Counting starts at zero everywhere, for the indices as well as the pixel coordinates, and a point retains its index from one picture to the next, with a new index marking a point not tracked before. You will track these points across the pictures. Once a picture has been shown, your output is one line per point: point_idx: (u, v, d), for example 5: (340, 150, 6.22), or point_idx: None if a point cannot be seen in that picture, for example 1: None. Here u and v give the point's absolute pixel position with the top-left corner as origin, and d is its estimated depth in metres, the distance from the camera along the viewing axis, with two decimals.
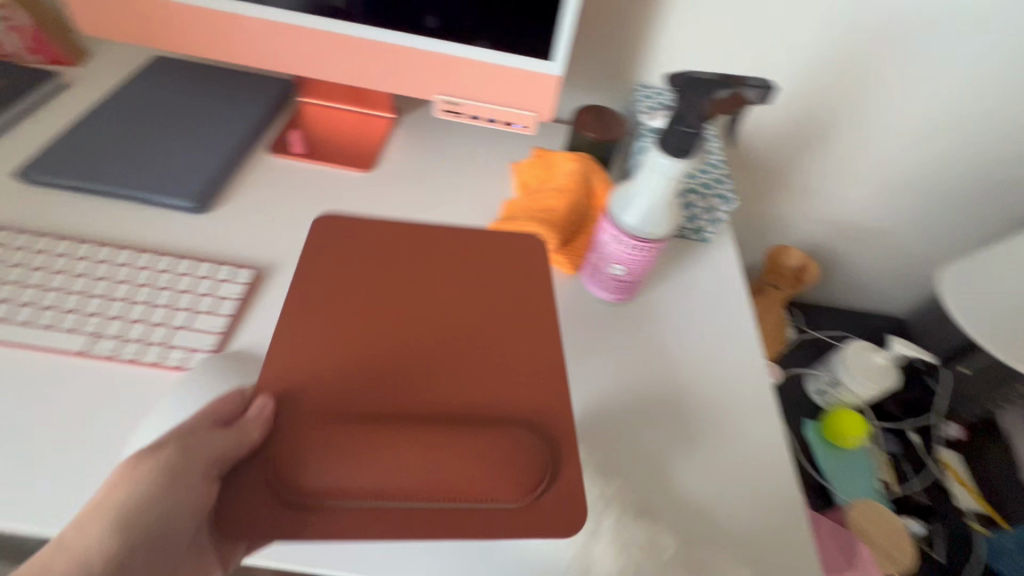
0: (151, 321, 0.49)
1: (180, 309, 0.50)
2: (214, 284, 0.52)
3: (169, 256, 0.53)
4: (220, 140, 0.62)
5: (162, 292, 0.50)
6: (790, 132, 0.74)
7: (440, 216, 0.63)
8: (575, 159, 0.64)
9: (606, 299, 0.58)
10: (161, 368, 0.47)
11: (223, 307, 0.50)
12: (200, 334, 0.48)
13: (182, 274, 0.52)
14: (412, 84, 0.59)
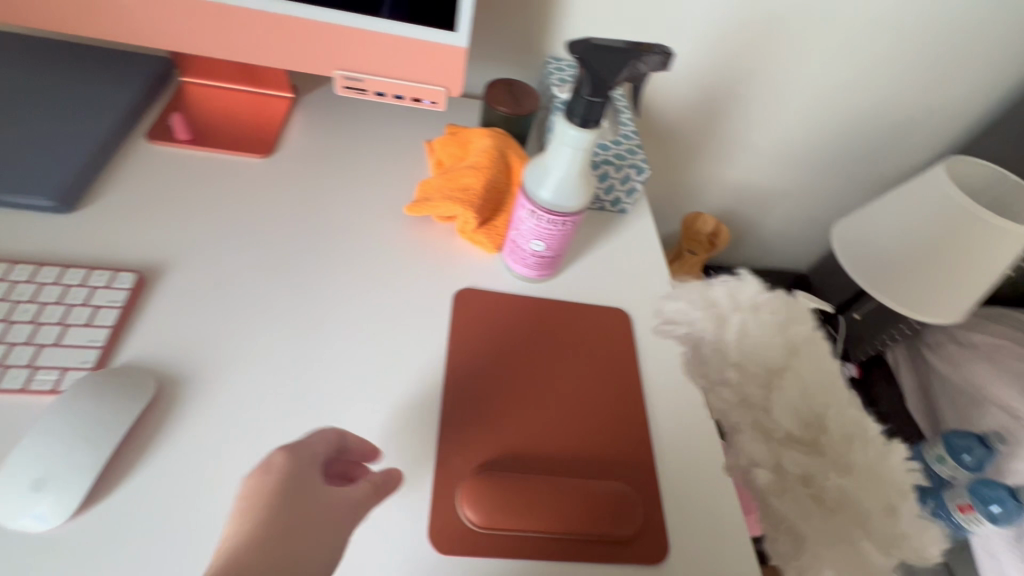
0: (5, 339, 0.38)
1: (46, 323, 0.39)
2: (88, 290, 0.41)
3: (26, 262, 0.42)
4: (87, 125, 0.51)
5: (18, 305, 0.39)
6: (700, 106, 0.76)
7: (353, 200, 0.54)
8: (490, 134, 0.56)
9: (529, 278, 0.51)
10: (24, 393, 0.36)
11: (103, 316, 0.40)
12: (77, 351, 0.38)
13: (43, 281, 0.41)
14: (314, 59, 0.51)
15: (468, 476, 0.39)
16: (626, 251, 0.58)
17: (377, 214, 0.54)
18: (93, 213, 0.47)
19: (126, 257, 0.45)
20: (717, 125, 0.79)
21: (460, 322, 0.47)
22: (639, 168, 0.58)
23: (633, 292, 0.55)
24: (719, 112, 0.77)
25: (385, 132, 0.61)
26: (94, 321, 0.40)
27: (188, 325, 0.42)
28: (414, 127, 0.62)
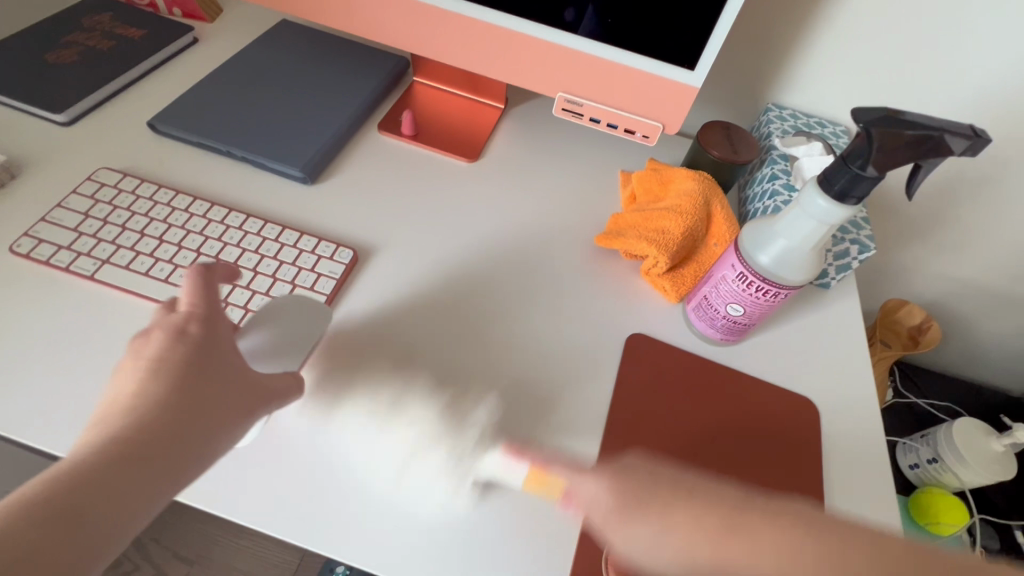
0: (250, 286, 0.44)
1: (282, 281, 0.45)
2: (315, 259, 0.47)
3: (275, 222, 0.49)
4: (337, 111, 0.58)
5: (263, 259, 0.46)
6: (942, 181, 0.65)
7: (543, 218, 0.55)
8: (696, 179, 0.53)
9: (710, 337, 0.48)
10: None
11: (323, 284, 0.45)
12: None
13: (284, 242, 0.47)
14: (542, 78, 0.53)
15: None
16: (824, 334, 0.51)
17: (563, 236, 0.54)
18: (326, 188, 0.54)
19: (344, 233, 0.50)
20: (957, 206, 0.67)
21: (634, 369, 0.46)
22: (862, 244, 0.51)
23: (825, 382, 0.48)
24: (964, 191, 0.65)
25: (583, 157, 0.61)
26: (316, 287, 0.45)
27: (384, 307, 0.46)
28: (612, 155, 0.62)
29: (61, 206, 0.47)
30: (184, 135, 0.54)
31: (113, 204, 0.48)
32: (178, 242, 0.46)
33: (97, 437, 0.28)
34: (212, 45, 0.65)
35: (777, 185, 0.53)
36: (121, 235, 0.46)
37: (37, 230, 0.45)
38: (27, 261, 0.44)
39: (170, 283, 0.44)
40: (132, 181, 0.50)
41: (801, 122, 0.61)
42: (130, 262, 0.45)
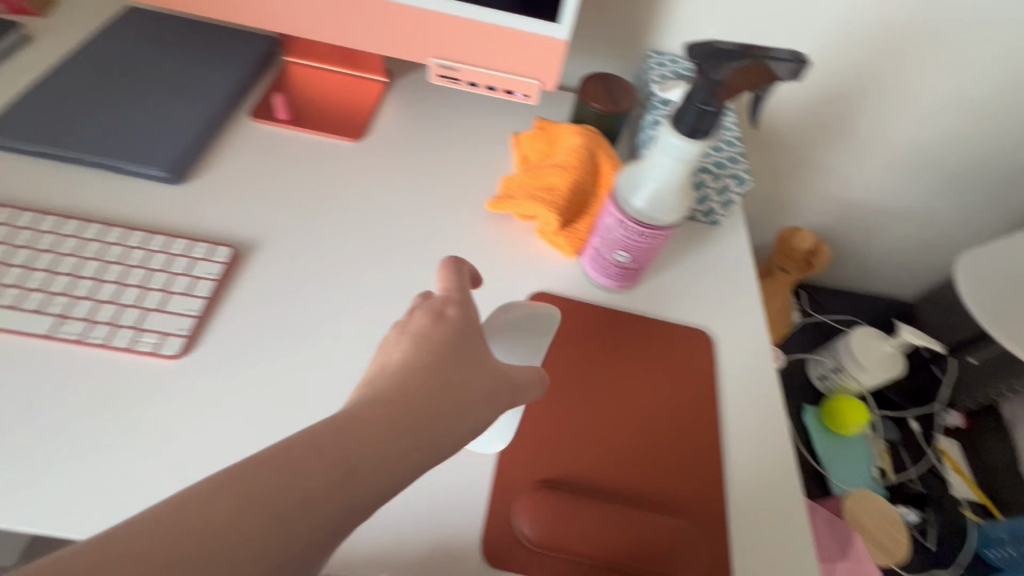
0: (114, 299, 0.41)
1: (152, 289, 0.42)
2: (189, 263, 0.44)
3: (143, 230, 0.45)
4: (200, 102, 0.54)
5: (129, 269, 0.42)
6: (812, 111, 0.69)
7: (436, 191, 0.54)
8: (581, 133, 0.53)
9: (607, 286, 0.49)
10: (128, 354, 0.39)
11: (199, 287, 0.43)
12: (178, 318, 0.41)
13: (152, 248, 0.44)
14: (413, 47, 0.51)
15: (530, 486, 0.39)
16: (715, 267, 0.54)
17: (459, 207, 0.53)
18: (202, 185, 0.50)
19: (226, 230, 0.47)
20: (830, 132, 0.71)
21: None
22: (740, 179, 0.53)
23: (716, 312, 0.51)
24: (832, 118, 0.69)
25: (473, 124, 0.61)
26: (191, 291, 0.42)
27: (269, 303, 0.43)
28: (502, 119, 0.61)
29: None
30: (25, 146, 0.48)
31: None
32: (23, 262, 0.41)
33: (335, 417, 0.26)
34: (49, 40, 0.58)
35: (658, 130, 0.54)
36: None
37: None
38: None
39: (22, 308, 0.39)
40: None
41: (679, 66, 0.62)
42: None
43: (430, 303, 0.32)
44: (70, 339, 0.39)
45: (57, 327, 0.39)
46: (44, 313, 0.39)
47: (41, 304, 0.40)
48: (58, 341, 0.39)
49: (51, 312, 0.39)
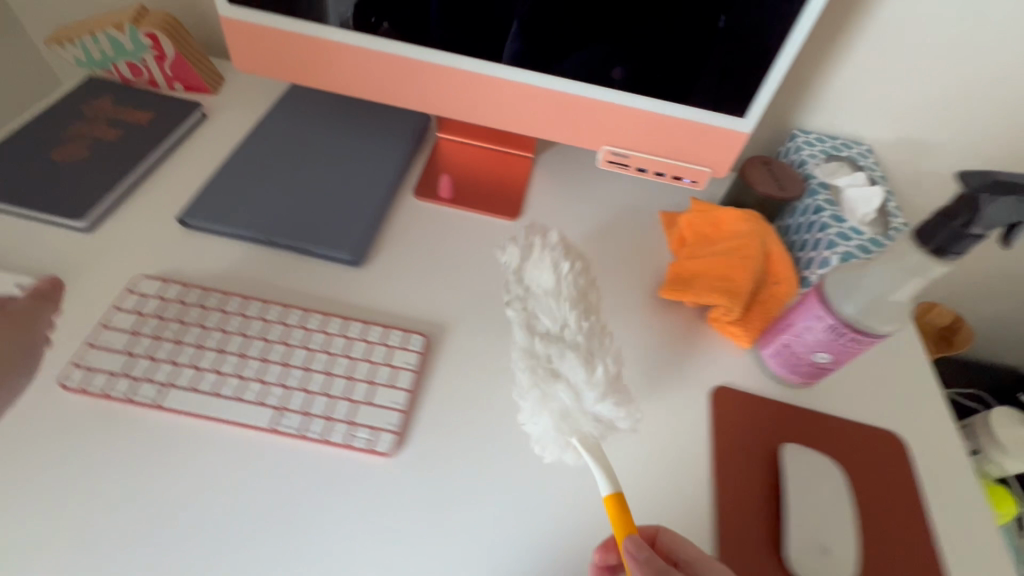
0: (327, 392, 0.42)
1: (359, 380, 0.42)
2: (387, 351, 0.44)
3: (340, 316, 0.46)
4: (372, 183, 0.56)
5: (334, 359, 0.43)
6: None
7: (601, 275, 0.54)
8: (749, 220, 0.53)
9: (788, 380, 0.48)
10: (347, 451, 0.40)
11: (401, 378, 0.43)
12: (388, 413, 0.41)
13: (353, 337, 0.45)
14: (588, 133, 0.52)
15: None
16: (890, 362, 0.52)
17: (623, 293, 0.53)
18: (378, 268, 0.51)
19: (409, 316, 0.48)
20: None
21: (727, 431, 0.45)
22: None
23: (903, 413, 0.49)
24: None
25: (622, 202, 0.61)
26: (394, 382, 0.43)
27: (467, 395, 0.44)
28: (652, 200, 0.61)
29: (106, 325, 0.43)
30: (220, 230, 0.50)
31: (163, 317, 0.44)
32: (240, 350, 0.43)
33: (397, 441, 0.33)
34: (223, 117, 0.61)
35: (825, 217, 0.53)
36: (175, 346, 0.42)
37: (84, 357, 0.41)
38: (70, 394, 0.40)
39: (246, 400, 0.41)
40: (176, 285, 0.46)
41: (829, 147, 0.62)
42: (192, 383, 0.41)
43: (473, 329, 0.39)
44: (290, 433, 0.40)
45: (279, 420, 0.40)
46: (265, 406, 0.41)
47: (262, 395, 0.41)
48: (279, 436, 0.40)
49: (270, 403, 0.41)
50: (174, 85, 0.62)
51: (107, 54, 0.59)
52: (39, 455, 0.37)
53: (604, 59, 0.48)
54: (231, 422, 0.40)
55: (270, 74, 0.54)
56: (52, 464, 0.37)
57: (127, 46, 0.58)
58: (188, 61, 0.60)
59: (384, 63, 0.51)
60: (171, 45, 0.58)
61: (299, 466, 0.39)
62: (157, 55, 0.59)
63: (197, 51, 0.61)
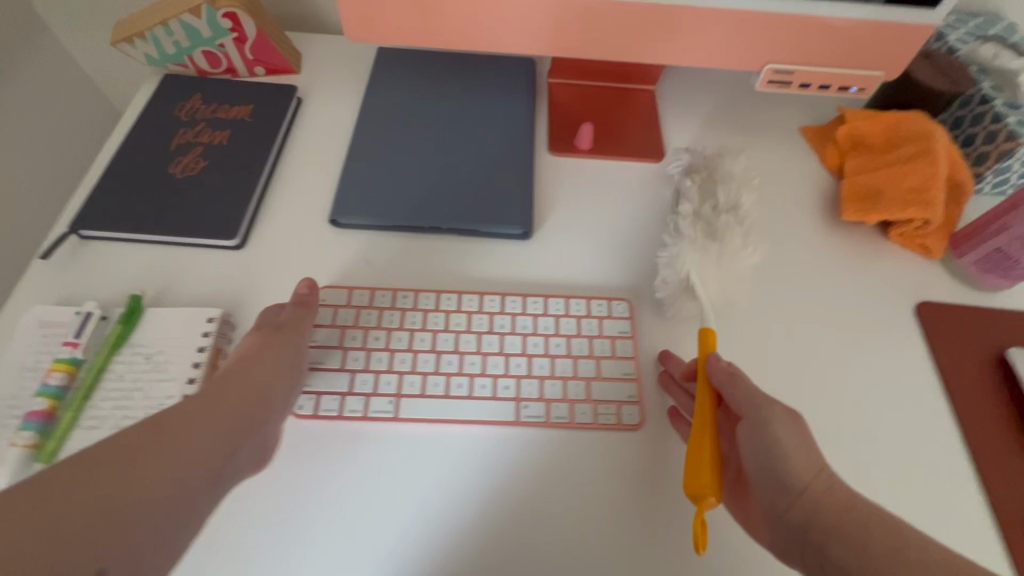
0: (557, 373, 0.41)
1: (581, 356, 0.42)
2: (596, 323, 0.43)
3: (535, 295, 0.44)
4: (509, 146, 0.52)
5: (550, 339, 0.42)
6: None
7: (767, 209, 0.52)
8: (919, 121, 0.50)
9: (979, 282, 0.48)
10: (598, 429, 0.39)
11: (622, 348, 0.42)
12: (624, 384, 0.41)
13: (559, 313, 0.43)
14: (754, 52, 0.47)
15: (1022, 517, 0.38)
16: None
17: (794, 224, 0.51)
18: (547, 237, 0.49)
19: (599, 283, 0.46)
20: None
21: (941, 346, 0.45)
22: None
23: None
24: None
25: (760, 126, 0.58)
26: (616, 352, 0.42)
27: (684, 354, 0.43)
28: (790, 120, 0.58)
29: (311, 346, 0.41)
30: (377, 224, 0.47)
31: (366, 326, 0.42)
32: (455, 346, 0.41)
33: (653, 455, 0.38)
34: (323, 99, 0.56)
35: (998, 106, 0.50)
36: (389, 353, 0.41)
37: (305, 381, 0.39)
38: (303, 421, 0.38)
39: (481, 395, 0.40)
40: (361, 291, 0.43)
41: (978, 22, 0.56)
42: (423, 389, 0.39)
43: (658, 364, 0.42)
44: (537, 421, 0.39)
45: (522, 410, 0.39)
46: (501, 399, 0.40)
47: (494, 389, 0.40)
48: (529, 426, 0.39)
49: (507, 394, 0.40)
50: (257, 70, 0.56)
51: (182, 46, 0.53)
52: (298, 486, 0.36)
53: None
54: (476, 421, 0.39)
55: (386, 41, 0.47)
56: (313, 491, 0.36)
57: (204, 33, 0.52)
58: (270, 40, 0.54)
59: (525, 11, 0.44)
60: (252, 23, 0.51)
61: (558, 452, 0.38)
62: (238, 37, 0.52)
63: (273, 26, 0.55)
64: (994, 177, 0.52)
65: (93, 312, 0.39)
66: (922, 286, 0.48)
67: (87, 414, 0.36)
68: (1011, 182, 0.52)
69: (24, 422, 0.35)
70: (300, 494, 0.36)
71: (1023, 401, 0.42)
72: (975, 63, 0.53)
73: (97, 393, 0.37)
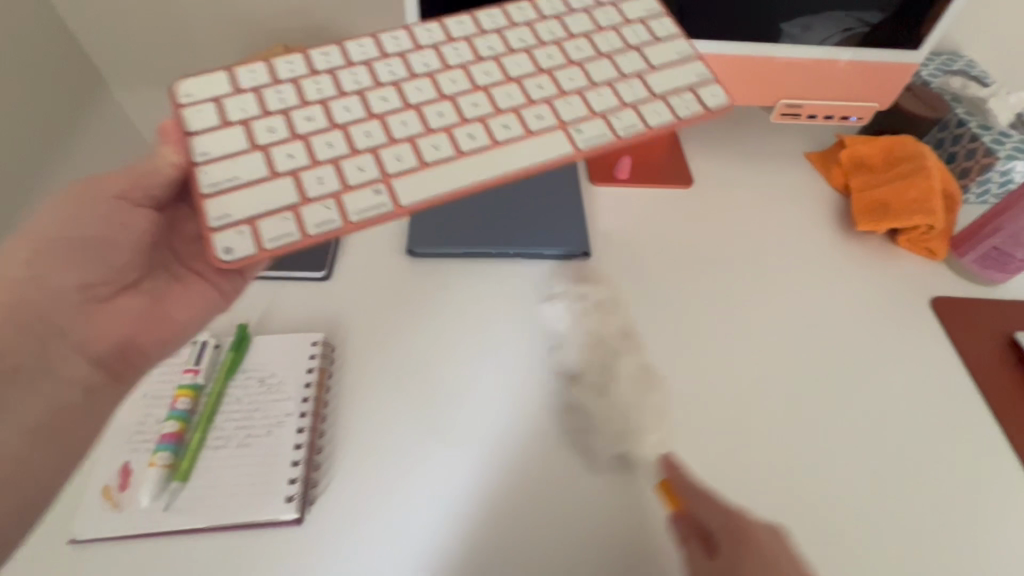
0: (598, 53, 0.44)
1: (628, 73, 0.44)
2: (618, 10, 0.47)
3: (557, 22, 0.46)
4: (558, 179, 0.57)
5: (571, 45, 0.45)
6: None
7: (787, 224, 0.58)
8: (910, 144, 0.58)
9: (977, 274, 0.54)
10: (685, 119, 0.43)
11: (659, 27, 0.46)
12: (666, 46, 0.45)
13: (564, 13, 0.46)
14: (768, 90, 0.54)
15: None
16: None
17: (811, 236, 0.58)
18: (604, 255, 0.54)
19: (659, 299, 0.51)
20: None
21: (955, 334, 0.51)
22: None
23: None
24: None
25: (773, 152, 0.65)
26: (603, 26, 0.46)
27: (737, 354, 0.48)
28: (795, 147, 0.66)
29: (202, 162, 0.36)
30: (450, 252, 0.52)
31: (285, 110, 0.40)
32: (473, 89, 0.42)
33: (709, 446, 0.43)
34: None
35: (973, 128, 0.58)
36: (414, 100, 0.41)
37: (218, 214, 0.35)
38: (284, 245, 0.36)
39: (524, 136, 0.40)
40: (254, 77, 0.40)
41: (946, 60, 0.65)
42: (455, 145, 0.39)
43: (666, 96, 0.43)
44: (587, 114, 0.42)
45: (577, 130, 0.41)
46: (538, 133, 0.40)
47: (541, 126, 0.41)
48: (591, 146, 0.41)
49: (554, 119, 0.41)
50: None
51: None
52: (410, 494, 0.39)
53: (778, 18, 0.50)
54: (537, 156, 0.40)
55: None
56: (419, 498, 0.39)
57: None
58: None
59: None
60: None
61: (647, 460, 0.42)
62: None
63: None
64: (978, 189, 0.59)
65: (208, 343, 0.43)
66: (929, 285, 0.55)
67: (213, 432, 0.40)
68: (993, 192, 0.60)
69: (157, 443, 0.38)
70: (411, 498, 0.39)
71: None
72: (948, 93, 0.61)
73: (218, 414, 0.41)
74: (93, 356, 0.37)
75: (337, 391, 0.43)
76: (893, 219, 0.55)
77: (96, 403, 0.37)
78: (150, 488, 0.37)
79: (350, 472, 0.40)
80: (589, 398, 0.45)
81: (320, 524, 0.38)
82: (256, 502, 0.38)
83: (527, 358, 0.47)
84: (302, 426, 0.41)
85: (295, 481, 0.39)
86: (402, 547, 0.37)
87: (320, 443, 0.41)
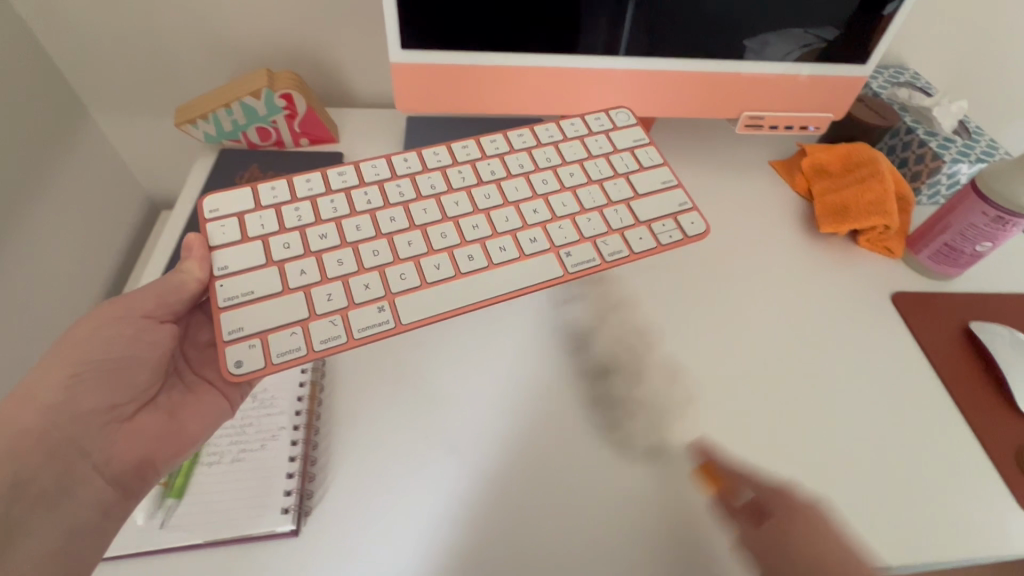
0: (588, 182, 0.50)
1: (616, 203, 0.49)
2: (603, 138, 0.54)
3: (549, 147, 0.52)
4: None
5: (563, 172, 0.51)
6: (997, 102, 0.77)
7: (756, 229, 0.61)
8: (863, 150, 0.62)
9: (931, 269, 0.58)
10: (666, 247, 0.48)
11: (646, 158, 0.53)
12: (651, 175, 0.52)
13: (558, 140, 0.53)
14: (730, 103, 0.58)
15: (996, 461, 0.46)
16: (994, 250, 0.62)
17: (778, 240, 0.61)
18: None
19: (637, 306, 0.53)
20: (1007, 119, 0.80)
21: (912, 326, 0.54)
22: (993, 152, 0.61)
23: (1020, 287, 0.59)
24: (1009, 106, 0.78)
25: (739, 163, 0.68)
26: (594, 153, 0.52)
27: (713, 354, 0.50)
28: (759, 158, 0.69)
29: (221, 276, 0.41)
30: None
31: (300, 227, 0.44)
32: (473, 211, 0.47)
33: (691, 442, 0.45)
34: None
35: (920, 134, 0.62)
36: (420, 221, 0.46)
37: (236, 329, 0.39)
38: (292, 360, 0.39)
39: (514, 258, 0.45)
40: (274, 194, 0.44)
41: (893, 74, 0.70)
42: (455, 266, 0.44)
43: (649, 223, 0.49)
44: (574, 241, 0.47)
45: (565, 250, 0.46)
46: (532, 255, 0.46)
47: (533, 249, 0.46)
48: (579, 273, 0.46)
49: (547, 243, 0.46)
50: (302, 141, 0.62)
51: (239, 123, 0.59)
52: (406, 510, 0.40)
53: (747, 34, 0.53)
54: (525, 276, 0.44)
55: (428, 108, 0.55)
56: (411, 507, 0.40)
57: (260, 111, 0.58)
58: (317, 115, 0.61)
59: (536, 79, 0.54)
60: (303, 101, 0.58)
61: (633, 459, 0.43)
62: (289, 113, 0.59)
63: (318, 104, 0.62)
64: (927, 190, 0.64)
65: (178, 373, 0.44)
66: (889, 282, 0.58)
67: (206, 451, 0.42)
68: (941, 193, 0.64)
69: None
70: (399, 510, 0.40)
71: (981, 363, 0.51)
72: (897, 103, 0.66)
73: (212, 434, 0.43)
74: (111, 474, 0.37)
75: (328, 404, 0.45)
76: (851, 220, 0.59)
77: (111, 524, 0.36)
78: (144, 507, 0.38)
79: (342, 482, 0.41)
80: (575, 402, 0.46)
81: (314, 536, 0.38)
82: (253, 517, 0.38)
83: (511, 368, 0.48)
84: (295, 439, 0.42)
85: (290, 493, 0.39)
86: (396, 556, 0.38)
87: (313, 455, 0.42)
